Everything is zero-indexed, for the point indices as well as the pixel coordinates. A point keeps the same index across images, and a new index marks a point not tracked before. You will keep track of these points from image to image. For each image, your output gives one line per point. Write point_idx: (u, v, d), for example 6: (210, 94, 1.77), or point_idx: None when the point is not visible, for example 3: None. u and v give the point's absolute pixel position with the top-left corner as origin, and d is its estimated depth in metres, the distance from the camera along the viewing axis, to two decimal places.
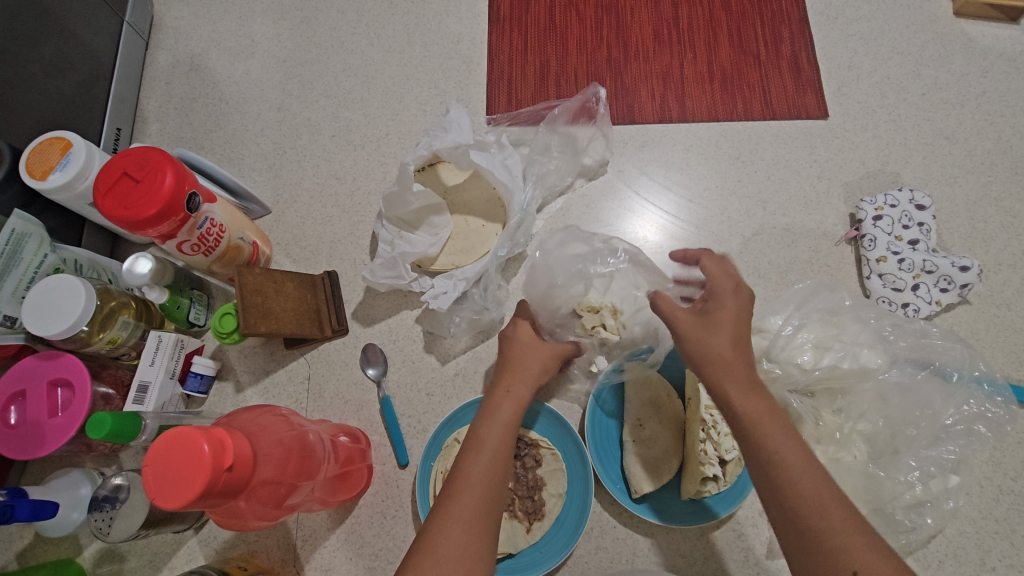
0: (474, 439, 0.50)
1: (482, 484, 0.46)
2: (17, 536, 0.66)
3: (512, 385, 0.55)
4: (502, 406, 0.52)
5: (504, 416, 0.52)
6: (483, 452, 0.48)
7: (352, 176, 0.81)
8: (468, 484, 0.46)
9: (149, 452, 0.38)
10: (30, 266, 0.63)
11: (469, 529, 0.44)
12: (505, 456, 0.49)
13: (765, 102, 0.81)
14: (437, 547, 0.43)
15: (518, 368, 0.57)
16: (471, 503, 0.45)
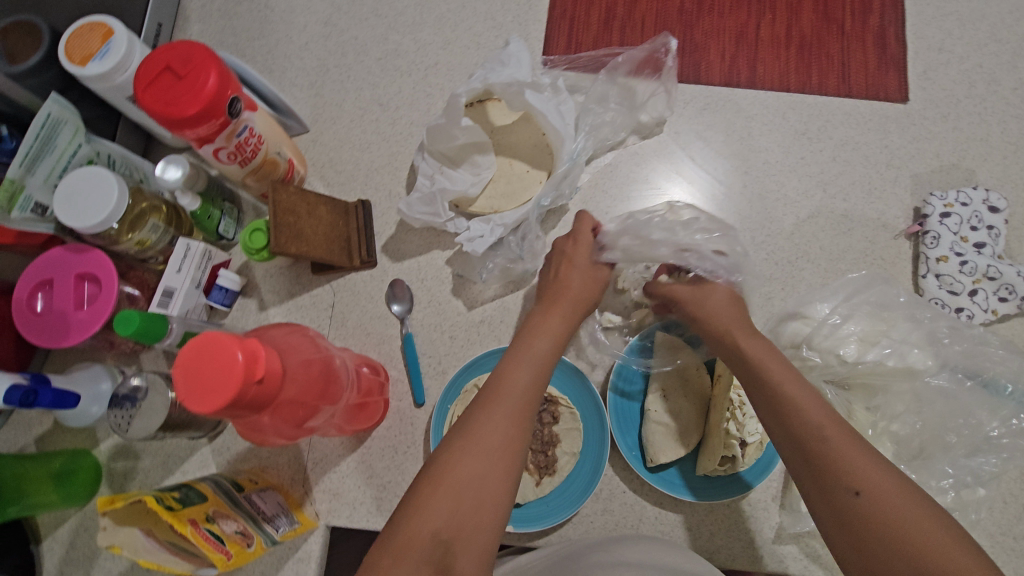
0: (498, 377, 0.49)
1: (507, 429, 0.45)
2: (36, 421, 0.67)
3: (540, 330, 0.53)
4: (532, 344, 0.52)
5: (536, 360, 0.50)
6: (511, 390, 0.47)
7: (395, 104, 0.77)
8: (489, 425, 0.45)
9: (179, 357, 0.37)
10: (64, 154, 0.61)
11: (493, 464, 0.43)
12: (535, 396, 0.48)
13: (842, 77, 0.76)
14: (450, 484, 0.42)
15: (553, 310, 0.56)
16: (495, 441, 0.44)
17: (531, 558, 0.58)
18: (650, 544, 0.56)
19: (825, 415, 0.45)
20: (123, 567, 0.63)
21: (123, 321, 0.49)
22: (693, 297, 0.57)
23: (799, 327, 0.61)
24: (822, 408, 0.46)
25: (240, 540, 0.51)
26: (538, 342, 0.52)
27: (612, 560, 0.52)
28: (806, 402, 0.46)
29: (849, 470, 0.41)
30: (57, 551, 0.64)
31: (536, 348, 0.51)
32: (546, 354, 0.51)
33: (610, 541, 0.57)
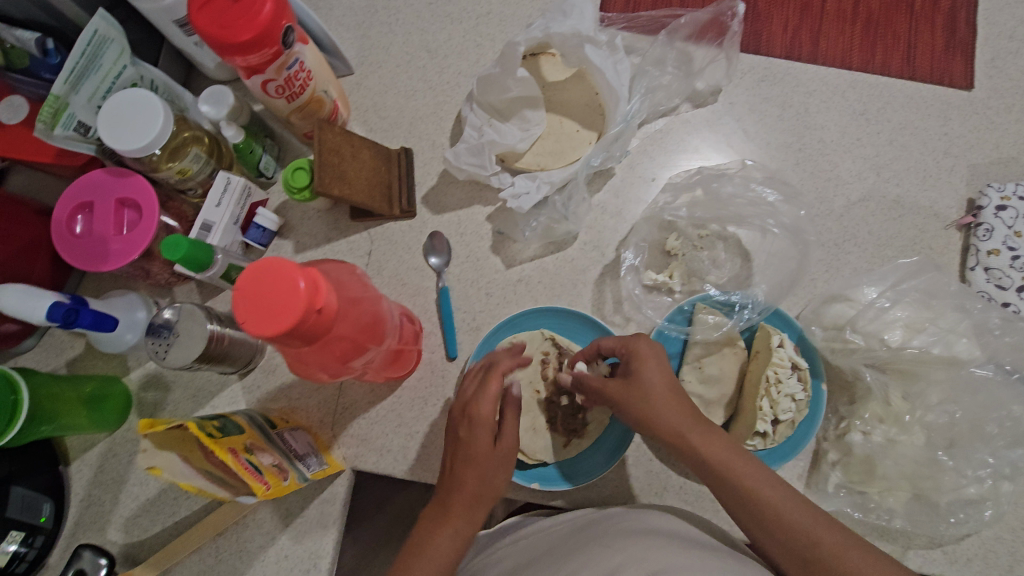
0: (443, 493, 0.52)
1: (490, 424, 0.52)
2: (68, 345, 0.67)
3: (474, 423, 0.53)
4: (472, 447, 0.51)
5: (479, 460, 0.51)
6: (470, 468, 0.51)
7: (444, 51, 0.75)
8: (487, 404, 0.52)
9: (241, 279, 0.36)
10: (109, 74, 0.59)
11: (455, 534, 0.49)
12: (485, 493, 0.51)
13: (907, 58, 0.73)
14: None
15: (486, 420, 0.52)
16: (444, 550, 0.49)
17: (553, 522, 0.57)
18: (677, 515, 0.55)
19: (807, 523, 0.45)
20: (150, 494, 0.64)
21: (171, 246, 0.48)
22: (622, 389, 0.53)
23: (843, 309, 0.61)
24: (744, 460, 0.48)
25: (277, 472, 0.51)
26: (478, 449, 0.51)
27: (641, 527, 0.51)
28: (783, 508, 0.46)
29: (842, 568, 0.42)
30: (85, 473, 0.64)
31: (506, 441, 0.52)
32: (489, 447, 0.52)
33: (638, 509, 0.55)
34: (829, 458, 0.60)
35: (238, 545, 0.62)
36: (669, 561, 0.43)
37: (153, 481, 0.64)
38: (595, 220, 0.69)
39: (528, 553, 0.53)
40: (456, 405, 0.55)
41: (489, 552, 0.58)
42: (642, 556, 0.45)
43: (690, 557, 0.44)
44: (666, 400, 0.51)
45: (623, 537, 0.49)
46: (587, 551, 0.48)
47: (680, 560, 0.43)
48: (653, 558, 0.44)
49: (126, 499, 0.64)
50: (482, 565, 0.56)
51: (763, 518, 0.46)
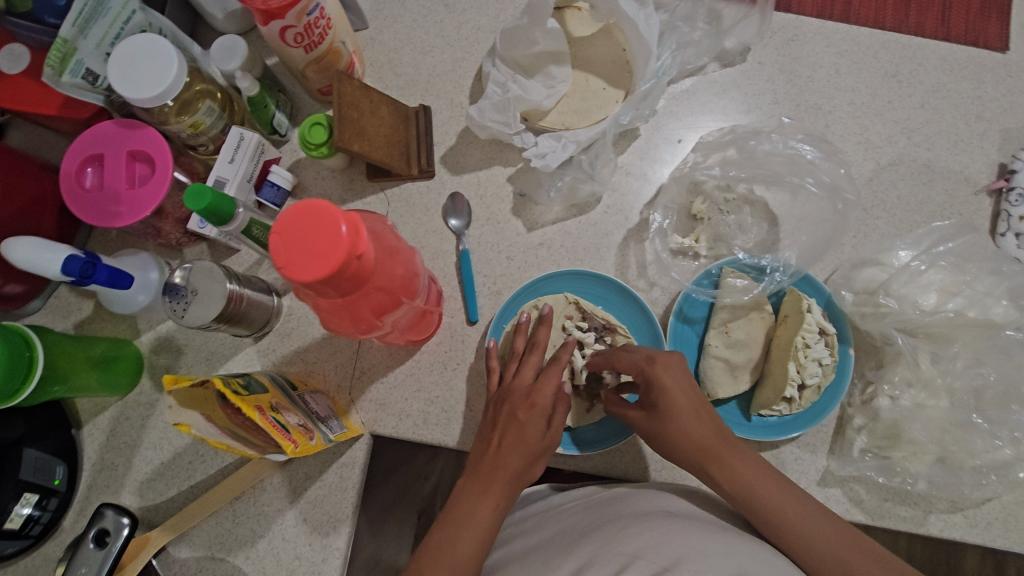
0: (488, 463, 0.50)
1: (543, 415, 0.52)
2: (76, 307, 0.65)
3: (537, 402, 0.53)
4: (527, 429, 0.51)
5: (529, 442, 0.51)
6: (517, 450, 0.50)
7: (463, 6, 0.72)
8: (546, 397, 0.53)
9: (277, 220, 0.34)
10: (118, 19, 0.56)
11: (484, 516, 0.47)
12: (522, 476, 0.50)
13: (941, 19, 0.71)
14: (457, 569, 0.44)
15: (538, 408, 0.53)
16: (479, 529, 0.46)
17: (563, 500, 0.56)
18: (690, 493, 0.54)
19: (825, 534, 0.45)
20: (164, 458, 0.62)
21: (194, 195, 0.46)
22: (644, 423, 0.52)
23: (875, 274, 0.60)
24: (772, 480, 0.48)
25: (304, 431, 0.49)
26: (534, 436, 0.51)
27: (654, 508, 0.50)
28: (799, 515, 0.46)
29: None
30: (97, 438, 0.63)
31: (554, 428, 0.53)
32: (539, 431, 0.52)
33: (648, 490, 0.54)
34: (855, 423, 0.60)
35: (255, 509, 0.61)
36: (689, 548, 0.42)
37: (167, 445, 0.62)
38: (619, 183, 0.68)
39: (538, 535, 0.52)
40: (506, 393, 0.55)
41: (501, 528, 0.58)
42: (659, 551, 0.42)
43: (708, 543, 0.43)
44: (693, 415, 0.50)
45: (637, 520, 0.48)
46: (600, 533, 0.47)
47: (699, 546, 0.42)
48: (672, 543, 0.43)
49: (139, 463, 0.62)
50: (511, 533, 0.55)
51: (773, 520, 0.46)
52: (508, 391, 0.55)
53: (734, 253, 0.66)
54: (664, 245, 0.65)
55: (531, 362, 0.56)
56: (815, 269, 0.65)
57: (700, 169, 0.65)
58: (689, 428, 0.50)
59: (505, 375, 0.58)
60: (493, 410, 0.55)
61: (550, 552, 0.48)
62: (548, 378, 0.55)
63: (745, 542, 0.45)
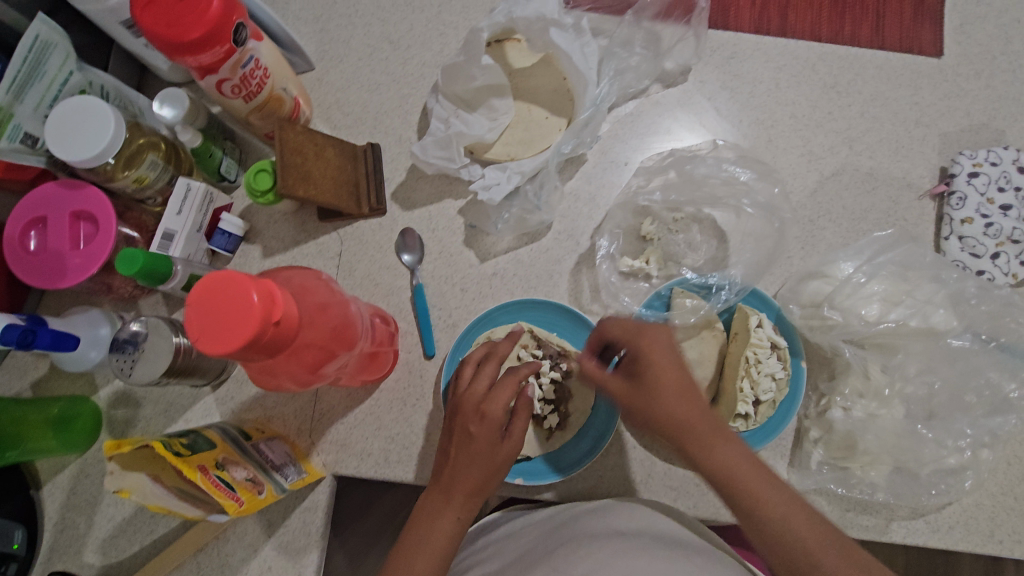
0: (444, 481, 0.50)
1: (496, 427, 0.50)
2: (32, 366, 0.65)
3: (489, 410, 0.50)
4: (479, 443, 0.50)
5: (483, 455, 0.50)
6: (469, 465, 0.50)
7: (407, 42, 0.73)
8: (498, 407, 0.50)
9: (193, 293, 0.35)
10: (55, 81, 0.57)
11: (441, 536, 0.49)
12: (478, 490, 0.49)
13: (876, 28, 0.72)
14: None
15: (489, 419, 0.50)
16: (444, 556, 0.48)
17: (527, 522, 0.57)
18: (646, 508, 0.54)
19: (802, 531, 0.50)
20: (126, 514, 0.62)
21: (127, 258, 0.47)
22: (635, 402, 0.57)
23: (820, 286, 0.60)
24: (750, 464, 0.54)
25: (252, 486, 0.50)
26: (485, 449, 0.50)
27: (607, 527, 0.51)
28: (776, 509, 0.51)
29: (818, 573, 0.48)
30: (58, 496, 0.63)
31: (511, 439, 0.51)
32: (490, 442, 0.50)
33: (606, 504, 0.55)
34: (810, 436, 0.60)
35: (219, 559, 0.61)
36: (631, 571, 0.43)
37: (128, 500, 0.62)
38: (568, 210, 0.68)
39: (500, 559, 0.54)
40: (459, 403, 0.52)
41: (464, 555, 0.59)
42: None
43: (653, 564, 0.44)
44: (669, 396, 0.55)
45: (588, 541, 0.49)
46: (553, 558, 0.48)
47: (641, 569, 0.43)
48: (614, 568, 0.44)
49: (101, 520, 0.62)
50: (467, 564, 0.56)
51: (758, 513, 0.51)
52: (460, 399, 0.52)
53: (683, 272, 0.67)
54: (613, 268, 0.66)
55: (486, 366, 0.53)
56: (765, 284, 0.66)
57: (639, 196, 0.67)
58: (664, 405, 0.55)
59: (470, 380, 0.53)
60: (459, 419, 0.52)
61: None
62: (483, 376, 0.53)
63: (693, 559, 0.46)
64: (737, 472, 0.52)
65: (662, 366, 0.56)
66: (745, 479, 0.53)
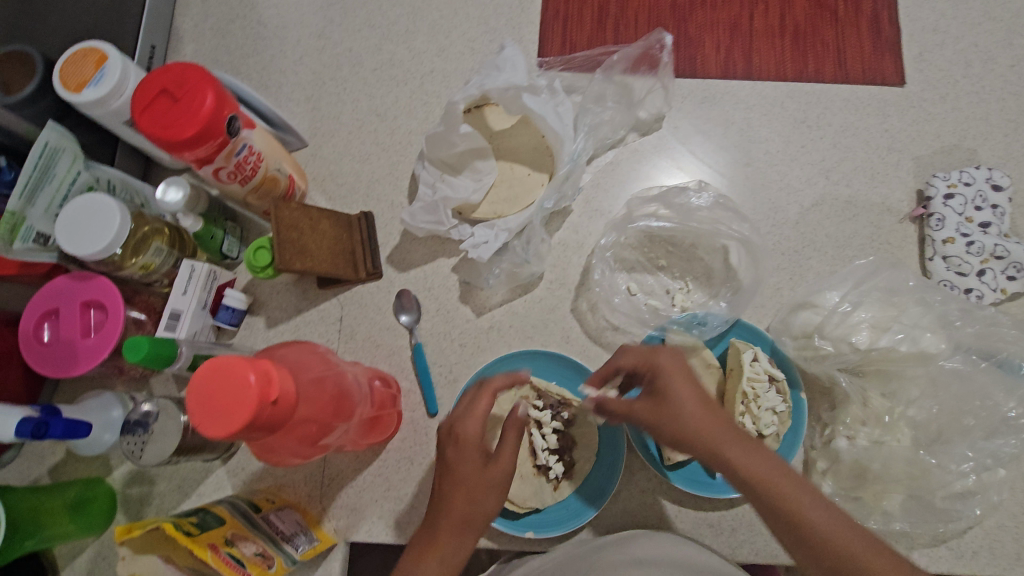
0: (438, 507, 0.50)
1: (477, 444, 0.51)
2: (49, 452, 0.67)
3: (458, 472, 0.50)
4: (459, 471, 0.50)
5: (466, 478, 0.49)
6: (456, 469, 0.50)
7: (393, 114, 0.77)
8: (471, 427, 0.51)
9: (191, 380, 0.36)
10: (63, 182, 0.60)
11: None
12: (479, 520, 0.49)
13: (838, 63, 0.75)
14: (451, 522, 0.48)
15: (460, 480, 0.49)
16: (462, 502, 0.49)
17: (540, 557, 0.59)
18: (661, 535, 0.58)
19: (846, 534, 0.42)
20: None
21: (132, 348, 0.49)
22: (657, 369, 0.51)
23: (810, 317, 0.61)
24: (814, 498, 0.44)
25: (261, 561, 0.50)
26: (463, 472, 0.50)
27: (628, 559, 0.55)
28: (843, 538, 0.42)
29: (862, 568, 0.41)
30: None
31: (500, 464, 0.50)
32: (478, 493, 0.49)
33: (621, 535, 0.59)
34: (818, 467, 0.60)
35: None
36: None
37: None
38: (558, 259, 0.70)
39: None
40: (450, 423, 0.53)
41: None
42: None
43: None
44: (701, 413, 0.48)
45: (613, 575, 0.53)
46: None
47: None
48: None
49: None
50: None
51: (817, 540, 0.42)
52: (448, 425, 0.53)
53: (717, 304, 0.66)
54: (620, 291, 0.68)
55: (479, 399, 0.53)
56: (755, 318, 0.66)
57: (638, 217, 0.67)
58: (692, 424, 0.48)
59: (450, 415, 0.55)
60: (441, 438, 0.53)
61: None
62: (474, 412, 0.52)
63: None
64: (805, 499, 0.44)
65: (688, 389, 0.49)
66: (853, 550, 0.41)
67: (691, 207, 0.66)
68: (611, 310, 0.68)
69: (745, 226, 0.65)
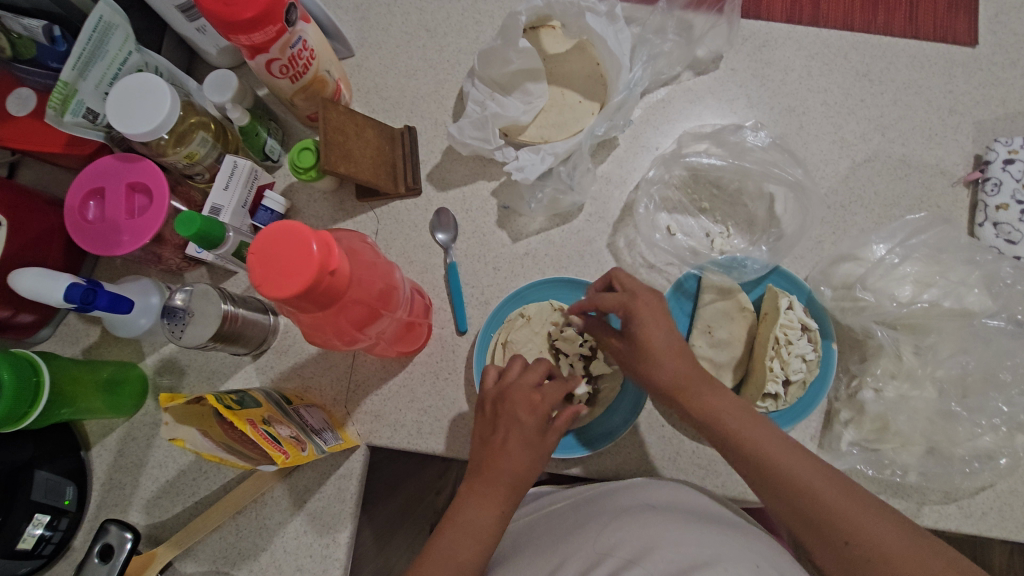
0: (486, 464, 0.48)
1: (544, 418, 0.49)
2: (84, 334, 0.69)
3: (515, 412, 0.49)
4: (515, 457, 0.47)
5: (515, 453, 0.48)
6: (502, 450, 0.48)
7: (443, 30, 0.75)
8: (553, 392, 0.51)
9: (254, 243, 0.38)
10: (115, 61, 0.59)
11: (484, 523, 0.46)
12: (520, 486, 0.48)
13: (909, 17, 0.72)
14: (496, 474, 0.47)
15: (507, 450, 0.48)
16: (506, 470, 0.47)
17: (556, 497, 0.58)
18: (674, 486, 0.54)
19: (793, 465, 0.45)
20: (169, 476, 0.65)
21: (185, 221, 0.51)
22: (635, 301, 0.53)
23: (852, 268, 0.62)
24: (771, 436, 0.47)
25: (296, 443, 0.52)
26: (523, 428, 0.48)
27: (638, 502, 0.51)
28: (793, 467, 0.45)
29: (809, 495, 0.44)
30: (106, 458, 0.66)
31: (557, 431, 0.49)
32: (525, 456, 0.48)
33: (636, 483, 0.55)
34: (841, 417, 0.60)
35: (257, 522, 0.63)
36: (663, 538, 0.44)
37: (172, 462, 0.65)
38: (599, 192, 0.70)
39: (530, 531, 0.54)
40: (505, 391, 0.51)
41: None
42: (632, 541, 0.44)
43: (686, 534, 0.44)
44: (670, 361, 0.51)
45: (618, 514, 0.49)
46: (584, 529, 0.49)
47: (673, 536, 0.44)
48: (643, 533, 0.45)
49: (146, 481, 0.65)
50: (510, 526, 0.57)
51: (769, 475, 0.46)
52: (507, 390, 0.51)
53: (760, 249, 0.65)
54: (660, 229, 0.67)
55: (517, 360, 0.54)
56: (792, 268, 0.66)
57: (688, 153, 0.67)
58: (660, 369, 0.51)
59: (502, 374, 0.53)
60: (488, 407, 0.52)
61: (536, 549, 0.50)
62: (535, 370, 0.52)
63: (745, 537, 0.46)
64: (779, 456, 0.46)
65: (663, 337, 0.51)
66: (803, 479, 0.45)
67: (745, 146, 0.66)
68: (648, 250, 0.68)
69: (798, 170, 0.65)
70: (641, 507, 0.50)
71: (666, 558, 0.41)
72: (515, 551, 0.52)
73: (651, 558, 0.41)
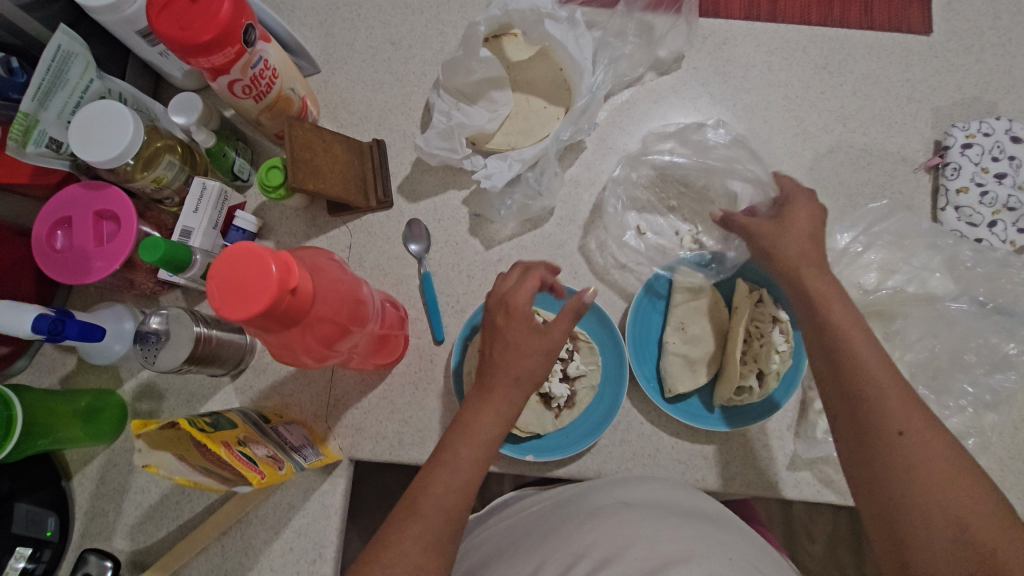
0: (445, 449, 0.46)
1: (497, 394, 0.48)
2: (60, 362, 0.68)
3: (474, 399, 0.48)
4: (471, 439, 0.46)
5: (474, 435, 0.47)
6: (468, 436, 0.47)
7: (408, 43, 0.76)
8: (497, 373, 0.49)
9: (212, 266, 0.38)
10: (76, 89, 0.59)
11: (444, 502, 0.44)
12: (477, 467, 0.46)
13: (864, 9, 0.73)
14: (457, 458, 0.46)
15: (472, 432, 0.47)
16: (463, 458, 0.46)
17: (535, 501, 0.58)
18: (650, 485, 0.55)
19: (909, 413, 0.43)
20: (152, 501, 0.65)
21: (150, 247, 0.51)
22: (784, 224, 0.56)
23: None
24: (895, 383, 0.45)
25: (272, 463, 0.52)
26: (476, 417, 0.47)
27: (613, 501, 0.51)
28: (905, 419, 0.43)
29: (913, 447, 0.42)
30: (86, 487, 0.65)
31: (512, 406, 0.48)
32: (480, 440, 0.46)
33: (611, 483, 0.56)
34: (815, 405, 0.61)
35: (242, 542, 0.63)
36: (636, 537, 0.44)
37: (154, 487, 0.65)
38: (569, 195, 0.70)
39: (507, 539, 0.54)
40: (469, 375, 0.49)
41: (478, 535, 0.58)
42: (606, 541, 0.44)
43: (660, 532, 0.44)
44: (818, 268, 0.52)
45: (593, 515, 0.49)
46: (560, 532, 0.49)
47: (646, 534, 0.44)
48: (617, 534, 0.45)
49: (128, 508, 0.65)
50: (488, 534, 0.57)
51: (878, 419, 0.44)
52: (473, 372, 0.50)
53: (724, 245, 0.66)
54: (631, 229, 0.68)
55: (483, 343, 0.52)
56: None
57: (652, 152, 0.68)
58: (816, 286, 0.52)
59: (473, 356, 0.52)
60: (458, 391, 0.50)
61: (513, 556, 0.50)
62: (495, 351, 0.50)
63: (717, 531, 0.46)
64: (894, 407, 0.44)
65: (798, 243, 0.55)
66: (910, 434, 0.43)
67: (708, 143, 0.67)
68: (619, 250, 0.69)
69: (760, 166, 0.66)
70: (618, 507, 0.50)
71: (639, 557, 0.41)
72: (492, 559, 0.51)
73: (625, 558, 0.41)
